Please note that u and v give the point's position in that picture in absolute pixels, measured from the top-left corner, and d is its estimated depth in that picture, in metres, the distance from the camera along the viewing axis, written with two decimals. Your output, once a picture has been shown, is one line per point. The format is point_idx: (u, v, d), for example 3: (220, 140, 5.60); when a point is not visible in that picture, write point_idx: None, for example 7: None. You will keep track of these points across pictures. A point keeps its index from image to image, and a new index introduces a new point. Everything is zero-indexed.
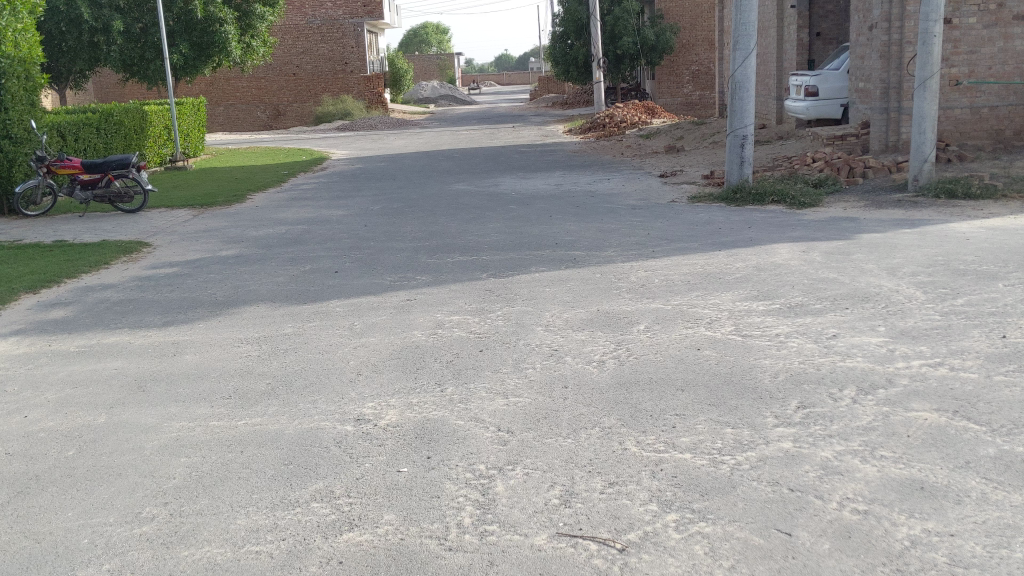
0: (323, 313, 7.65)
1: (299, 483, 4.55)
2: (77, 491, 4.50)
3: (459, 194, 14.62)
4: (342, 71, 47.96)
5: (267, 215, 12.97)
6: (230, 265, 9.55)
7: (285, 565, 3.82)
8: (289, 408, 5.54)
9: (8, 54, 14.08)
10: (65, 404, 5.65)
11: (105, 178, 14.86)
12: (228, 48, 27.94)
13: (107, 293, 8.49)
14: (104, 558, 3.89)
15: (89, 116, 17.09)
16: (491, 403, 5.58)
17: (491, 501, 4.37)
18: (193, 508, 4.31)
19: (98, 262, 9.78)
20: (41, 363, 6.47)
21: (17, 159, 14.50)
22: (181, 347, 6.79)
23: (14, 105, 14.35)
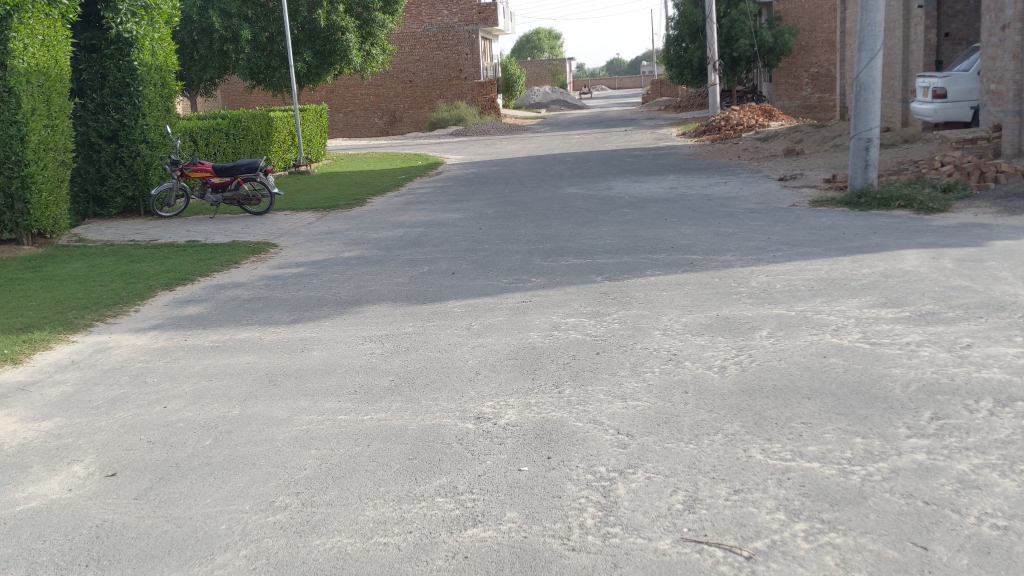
0: (441, 314, 7.76)
1: (424, 478, 4.63)
2: (214, 479, 4.69)
3: (573, 197, 14.64)
4: (457, 78, 48.51)
5: (386, 218, 13.24)
6: (352, 267, 9.77)
7: (414, 557, 3.88)
8: (411, 405, 5.64)
9: (144, 62, 14.86)
10: (202, 396, 5.89)
11: (235, 181, 15.33)
12: (349, 56, 28.69)
13: (238, 291, 8.80)
14: (241, 544, 4.02)
15: (220, 122, 17.79)
16: (610, 406, 5.55)
17: (613, 503, 4.35)
18: (324, 499, 4.43)
19: (229, 261, 10.18)
20: (178, 357, 6.76)
21: (153, 162, 15.37)
22: (308, 343, 7.00)
23: (150, 111, 15.10)
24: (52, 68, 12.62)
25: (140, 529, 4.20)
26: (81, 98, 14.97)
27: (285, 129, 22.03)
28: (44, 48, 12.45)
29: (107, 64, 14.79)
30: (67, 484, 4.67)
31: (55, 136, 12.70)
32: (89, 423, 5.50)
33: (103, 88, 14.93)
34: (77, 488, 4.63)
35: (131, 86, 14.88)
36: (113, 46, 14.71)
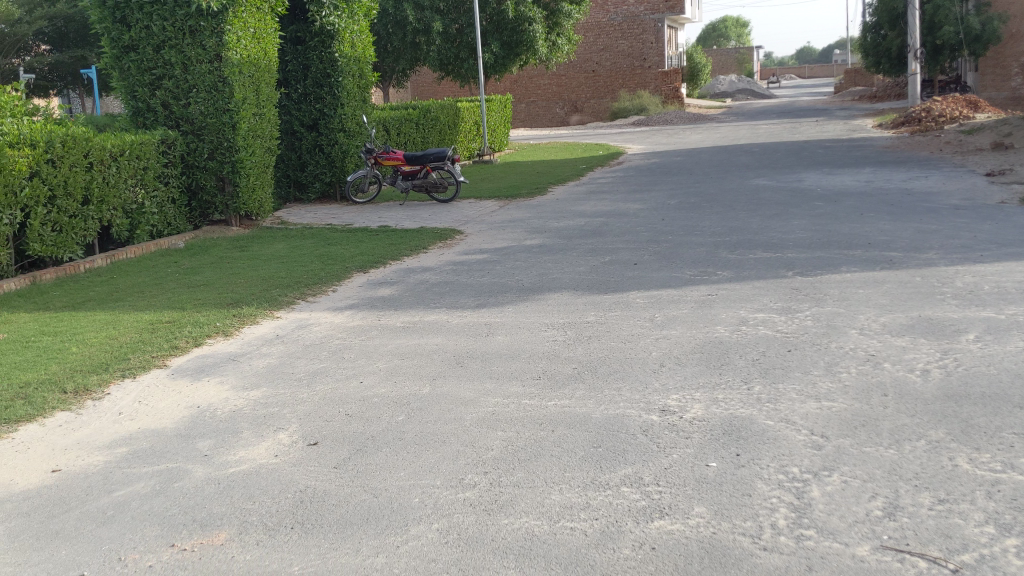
0: (625, 304, 7.73)
1: (610, 467, 4.62)
2: (407, 454, 4.86)
3: (760, 189, 14.24)
4: (641, 67, 48.07)
5: (569, 207, 13.30)
6: (535, 254, 9.89)
7: (600, 543, 3.88)
8: (596, 393, 5.65)
9: (345, 53, 15.57)
10: (394, 374, 6.12)
11: (424, 169, 15.78)
12: (535, 46, 29.00)
13: (426, 275, 9.08)
14: (432, 518, 4.15)
15: (411, 112, 18.41)
16: (803, 405, 5.37)
17: (806, 505, 4.20)
18: (511, 480, 4.51)
19: (418, 247, 10.52)
20: (372, 335, 7.05)
21: (350, 150, 16.08)
22: (493, 328, 7.13)
23: (348, 101, 15.79)
24: (261, 59, 13.41)
25: (339, 497, 4.39)
26: (286, 88, 15.91)
27: (471, 119, 22.55)
28: (255, 41, 13.24)
29: (310, 56, 15.62)
30: (273, 450, 4.96)
31: (263, 124, 13.51)
32: (293, 394, 5.83)
33: (305, 79, 15.80)
34: (283, 454, 4.90)
35: (331, 76, 15.62)
36: (317, 38, 15.55)
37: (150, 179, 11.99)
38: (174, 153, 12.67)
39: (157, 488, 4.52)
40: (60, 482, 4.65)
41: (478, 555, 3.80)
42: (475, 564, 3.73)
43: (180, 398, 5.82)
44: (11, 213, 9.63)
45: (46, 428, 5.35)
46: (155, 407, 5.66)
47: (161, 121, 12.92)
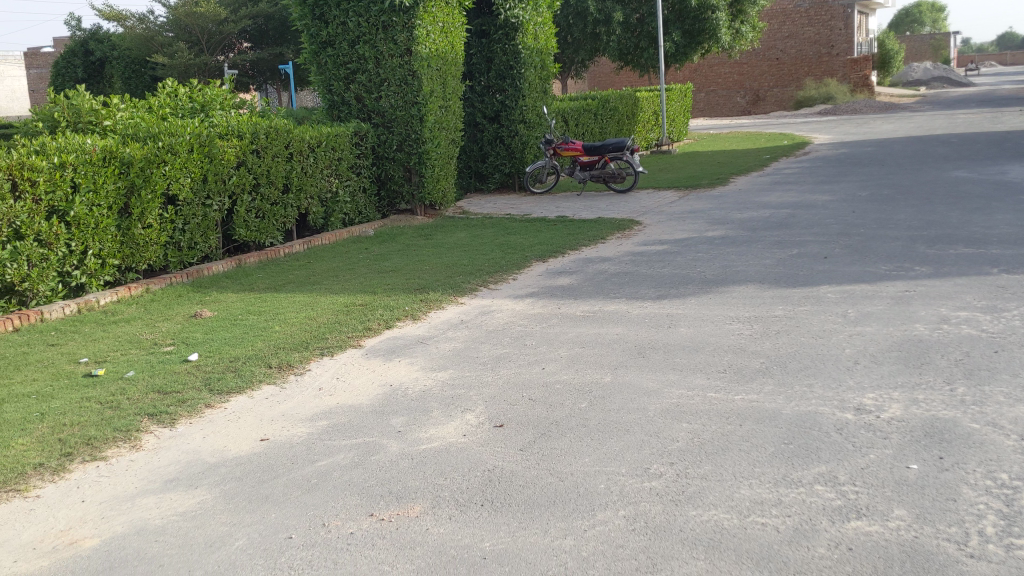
0: (813, 299, 7.48)
1: (802, 464, 4.50)
2: (592, 440, 4.90)
3: (960, 182, 13.45)
4: (828, 54, 46.35)
5: (751, 198, 12.99)
6: (717, 246, 9.73)
7: (793, 541, 3.79)
8: (785, 389, 5.52)
9: (528, 45, 15.76)
10: (577, 361, 6.18)
11: (602, 159, 15.81)
12: (718, 35, 28.47)
13: (606, 265, 9.11)
14: (620, 505, 4.16)
15: (590, 103, 18.48)
16: (1012, 409, 5.05)
17: (1018, 513, 3.95)
18: (698, 472, 4.47)
19: (597, 236, 10.55)
20: (553, 323, 7.15)
21: (530, 141, 16.30)
22: (675, 319, 7.07)
23: (530, 93, 16.00)
24: (448, 52, 13.78)
25: (527, 479, 4.47)
26: (470, 81, 16.31)
27: (650, 109, 22.39)
28: (443, 34, 13.62)
29: (494, 48, 15.90)
30: (462, 430, 5.12)
31: (449, 116, 13.90)
32: (479, 376, 6.00)
33: (488, 71, 16.12)
34: (471, 434, 5.05)
35: (514, 68, 15.87)
36: (500, 31, 15.76)
37: (344, 169, 12.60)
38: (365, 145, 13.25)
39: (356, 460, 4.76)
40: (267, 450, 4.97)
41: (667, 545, 3.78)
42: (664, 553, 3.72)
43: (374, 376, 6.11)
44: (220, 200, 10.35)
45: (255, 399, 5.73)
46: (351, 384, 5.95)
47: (355, 113, 13.58)
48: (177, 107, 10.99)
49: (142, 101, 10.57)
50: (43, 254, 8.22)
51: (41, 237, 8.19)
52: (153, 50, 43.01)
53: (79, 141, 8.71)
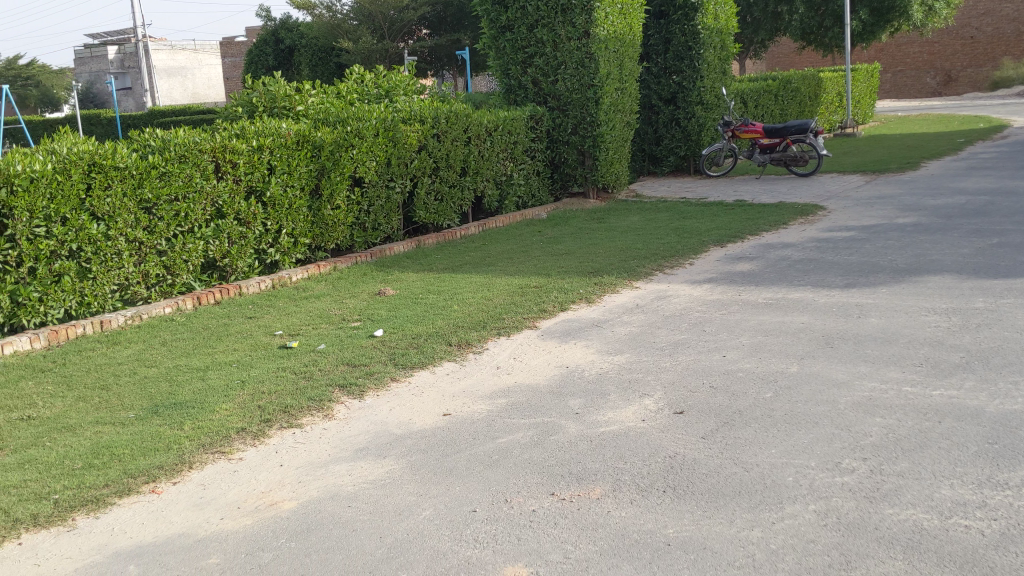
0: (1018, 291, 7.00)
1: (1009, 465, 4.22)
2: (778, 431, 4.76)
3: None
4: None
5: (945, 184, 12.28)
6: (908, 233, 9.25)
7: (1001, 546, 3.56)
8: (988, 385, 5.19)
9: (708, 25, 15.45)
10: (760, 349, 6.03)
11: (784, 142, 15.30)
12: (909, 12, 27.06)
13: (788, 252, 8.82)
14: (809, 499, 4.03)
15: (770, 84, 17.96)
16: None
17: None
18: (893, 469, 4.27)
19: (778, 222, 10.25)
20: (733, 310, 7.00)
21: (707, 123, 16.02)
22: (865, 309, 6.77)
23: (708, 74, 15.70)
24: (626, 34, 13.69)
25: (710, 467, 4.40)
26: (647, 63, 16.17)
27: (834, 90, 21.56)
28: (621, 17, 13.53)
29: (672, 29, 15.73)
30: (641, 415, 5.09)
31: (624, 99, 13.83)
32: (657, 361, 5.95)
33: (666, 53, 15.95)
34: (650, 419, 5.01)
35: (693, 49, 15.60)
36: (680, 11, 15.57)
37: (519, 152, 12.76)
38: (540, 128, 13.37)
39: (536, 439, 4.82)
40: (450, 425, 5.10)
41: (861, 542, 3.64)
42: (858, 551, 3.58)
43: (551, 357, 6.16)
44: (402, 182, 10.69)
45: (436, 375, 5.91)
46: (529, 364, 6.03)
47: (531, 97, 13.71)
48: (363, 92, 11.43)
49: (331, 87, 11.06)
50: (241, 232, 8.73)
51: (239, 216, 8.72)
52: (338, 37, 44.77)
53: (274, 125, 9.21)
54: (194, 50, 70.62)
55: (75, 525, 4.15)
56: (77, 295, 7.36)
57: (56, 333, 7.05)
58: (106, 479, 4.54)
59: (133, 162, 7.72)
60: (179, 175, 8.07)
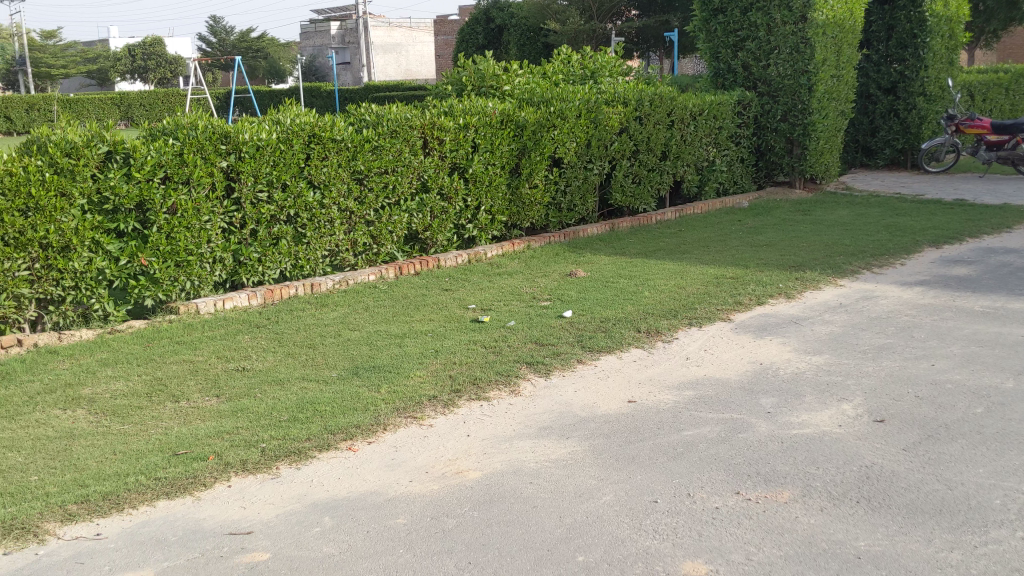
0: None
1: None
2: (987, 450, 4.44)
3: None
4: None
5: None
6: None
7: None
8: None
9: (937, 11, 14.51)
10: (973, 361, 5.63)
11: (1013, 139, 14.10)
12: None
13: (1011, 257, 8.18)
14: (1019, 526, 3.74)
15: (1003, 77, 16.69)
16: None
17: None
18: None
19: (1002, 224, 9.52)
20: (946, 316, 6.57)
21: (929, 116, 15.07)
22: None
23: (933, 63, 14.76)
24: (847, 20, 13.04)
25: (909, 481, 4.15)
26: (866, 50, 15.38)
27: None
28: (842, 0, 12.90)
29: (897, 15, 14.88)
30: (837, 420, 4.87)
31: (839, 87, 13.21)
32: (858, 365, 5.67)
33: (889, 40, 15.10)
34: (847, 426, 4.79)
35: (918, 36, 14.70)
36: None
37: (723, 138, 12.48)
38: (747, 115, 13.01)
39: (723, 435, 4.71)
40: (636, 412, 5.08)
41: None
42: None
43: (743, 352, 6.00)
44: (601, 164, 10.70)
45: (624, 360, 5.89)
46: (720, 357, 5.90)
47: (740, 81, 13.34)
48: (569, 73, 11.49)
49: (538, 67, 11.18)
50: (443, 206, 9.01)
51: (443, 191, 8.99)
52: (547, 17, 45.24)
53: (481, 104, 9.42)
54: (410, 27, 73.27)
55: (278, 473, 4.43)
56: (292, 258, 7.83)
57: (271, 292, 7.54)
58: (309, 433, 4.82)
59: (349, 135, 8.12)
60: (389, 148, 8.41)
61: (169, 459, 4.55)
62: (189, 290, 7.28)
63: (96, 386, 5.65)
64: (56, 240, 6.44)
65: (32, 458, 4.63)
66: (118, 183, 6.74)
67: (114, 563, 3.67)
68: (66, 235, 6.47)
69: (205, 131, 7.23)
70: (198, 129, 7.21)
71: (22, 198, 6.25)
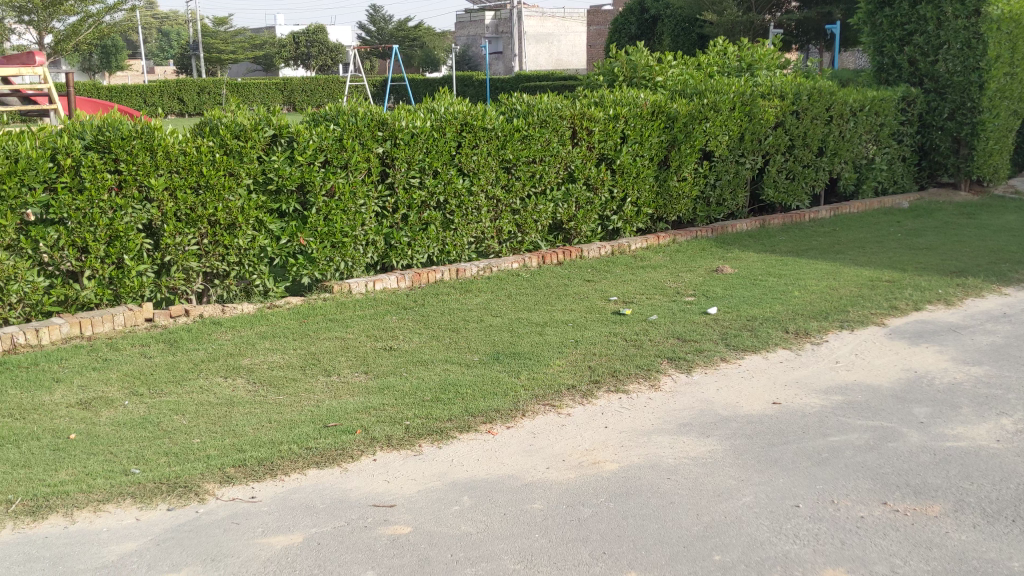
0: None
1: None
2: None
3: None
4: None
5: None
6: None
7: None
8: None
9: None
10: None
11: None
12: None
13: None
14: None
15: None
16: None
17: None
18: None
19: None
20: None
21: None
22: None
23: None
24: None
25: None
26: None
27: None
28: None
29: None
30: (997, 435, 4.63)
31: (1014, 84, 12.47)
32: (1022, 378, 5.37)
33: None
34: (1007, 442, 4.55)
35: None
36: None
37: (884, 135, 11.99)
38: (911, 111, 12.46)
39: (871, 443, 4.56)
40: (779, 414, 4.97)
41: None
42: None
43: (897, 358, 5.78)
44: (753, 159, 10.48)
45: (769, 360, 5.77)
46: (871, 362, 5.70)
47: (905, 77, 12.79)
48: (723, 65, 11.28)
49: (692, 59, 11.01)
50: (590, 197, 9.03)
51: (590, 181, 9.01)
52: None
53: (633, 95, 9.37)
54: (563, 17, 73.41)
55: (420, 451, 4.57)
56: (439, 243, 8.03)
57: (419, 276, 7.75)
58: (451, 414, 4.94)
59: (500, 124, 8.24)
60: (539, 138, 8.49)
61: (319, 430, 4.77)
62: (342, 271, 7.58)
63: (254, 357, 5.96)
64: (223, 218, 6.83)
65: (195, 421, 4.93)
66: (282, 165, 7.07)
67: (267, 525, 3.89)
68: (232, 213, 6.85)
69: (364, 118, 7.49)
70: (357, 115, 7.47)
71: (194, 176, 6.70)
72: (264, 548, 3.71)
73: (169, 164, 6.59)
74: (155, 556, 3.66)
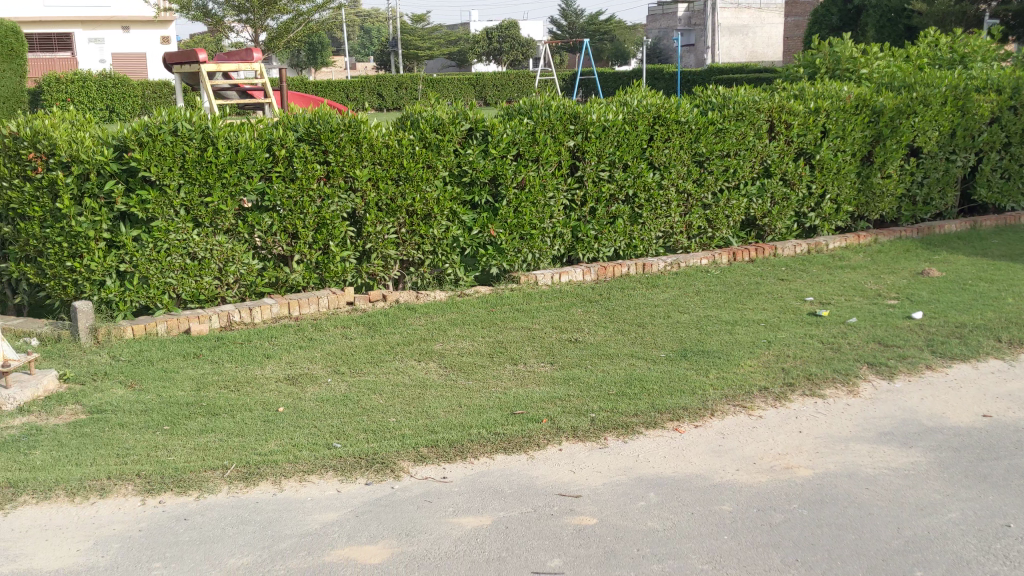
0: None
1: None
2: None
3: None
4: None
5: None
6: None
7: None
8: None
9: None
10: None
11: None
12: None
13: None
14: None
15: None
16: None
17: None
18: None
19: None
20: None
21: None
22: None
23: None
24: None
25: None
26: None
27: None
28: None
29: None
30: None
31: None
32: None
33: None
34: None
35: None
36: None
37: None
38: None
39: None
40: (991, 428, 4.66)
41: None
42: None
43: None
44: (965, 156, 9.86)
45: (979, 371, 5.41)
46: None
47: None
48: (935, 57, 10.66)
49: (900, 51, 10.46)
50: (785, 193, 8.76)
51: (786, 177, 8.73)
52: None
53: (835, 88, 9.00)
54: (758, 10, 71.40)
55: (606, 444, 4.58)
56: (627, 237, 8.02)
57: (605, 269, 7.77)
58: (637, 409, 4.92)
59: (693, 118, 8.12)
60: (734, 132, 8.30)
61: (507, 417, 4.86)
62: (530, 262, 7.69)
63: (445, 343, 6.15)
64: (420, 209, 7.07)
65: (391, 401, 5.15)
66: (477, 158, 7.24)
67: (457, 505, 4.01)
68: (429, 204, 7.08)
69: (557, 111, 7.56)
70: (551, 109, 7.56)
71: (394, 168, 6.96)
72: (455, 528, 3.82)
73: (373, 156, 6.90)
74: (355, 527, 3.85)
